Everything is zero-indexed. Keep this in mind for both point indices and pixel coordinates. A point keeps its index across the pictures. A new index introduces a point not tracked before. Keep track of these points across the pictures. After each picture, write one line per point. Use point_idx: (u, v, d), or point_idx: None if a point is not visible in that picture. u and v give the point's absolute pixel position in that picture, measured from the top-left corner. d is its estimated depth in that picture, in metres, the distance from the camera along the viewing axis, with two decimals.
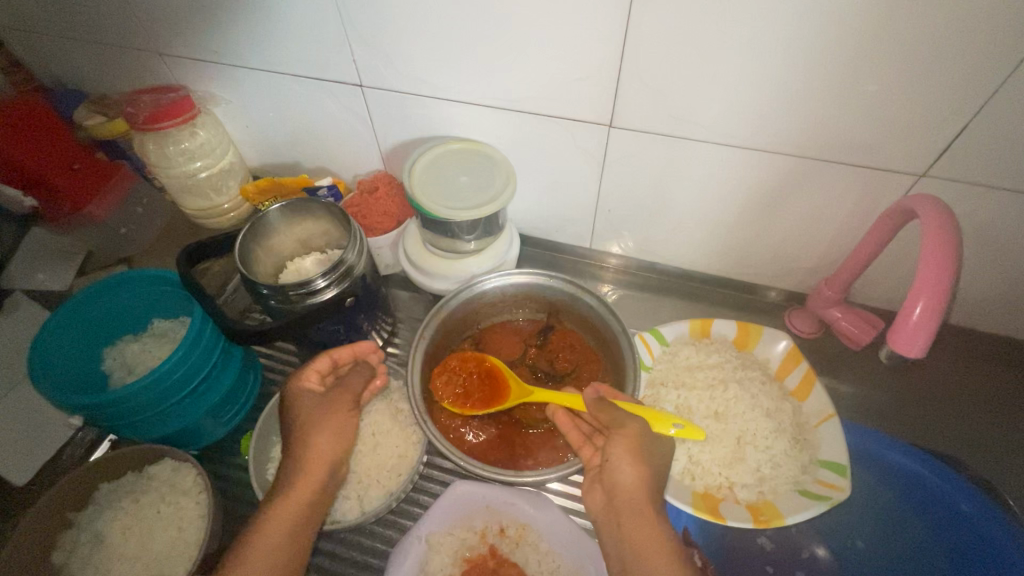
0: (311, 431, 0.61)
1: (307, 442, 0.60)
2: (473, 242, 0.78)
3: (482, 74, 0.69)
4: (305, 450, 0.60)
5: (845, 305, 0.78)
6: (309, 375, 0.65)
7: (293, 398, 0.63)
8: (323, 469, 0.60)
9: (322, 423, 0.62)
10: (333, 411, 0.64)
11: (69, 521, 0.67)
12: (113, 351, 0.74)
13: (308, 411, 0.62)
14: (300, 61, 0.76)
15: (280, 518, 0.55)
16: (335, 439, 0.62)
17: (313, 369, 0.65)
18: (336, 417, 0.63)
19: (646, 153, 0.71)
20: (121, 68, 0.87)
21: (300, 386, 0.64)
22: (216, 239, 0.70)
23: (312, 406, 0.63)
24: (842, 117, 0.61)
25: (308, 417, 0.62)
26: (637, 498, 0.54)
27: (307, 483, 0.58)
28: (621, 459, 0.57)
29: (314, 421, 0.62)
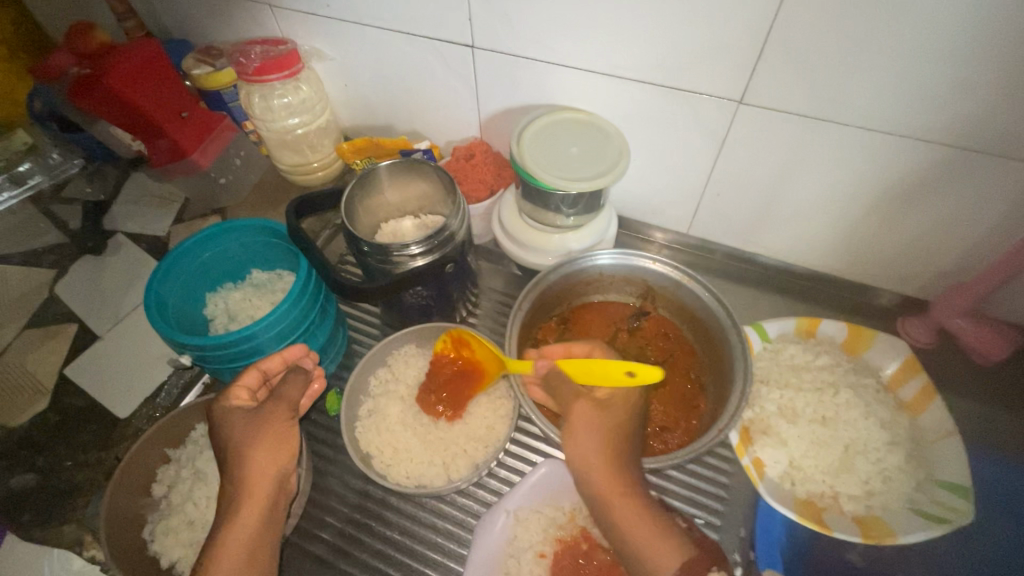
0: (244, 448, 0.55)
1: (243, 460, 0.55)
2: (573, 217, 0.75)
3: (605, 41, 0.65)
4: (239, 474, 0.54)
5: (975, 316, 0.72)
6: (239, 392, 0.60)
7: (223, 418, 0.58)
8: (265, 488, 0.55)
9: (254, 440, 0.56)
10: (261, 423, 0.57)
11: (169, 456, 0.70)
12: (215, 296, 0.76)
13: (235, 432, 0.56)
14: (413, 19, 0.75)
15: (229, 550, 0.51)
16: (271, 452, 0.56)
17: (239, 386, 0.60)
18: (268, 429, 0.57)
19: (774, 135, 0.67)
20: (231, 19, 0.87)
21: (227, 406, 0.59)
22: (323, 194, 0.70)
23: (240, 422, 0.57)
24: (1018, 106, 0.55)
25: (239, 435, 0.56)
26: (610, 478, 0.56)
27: (251, 501, 0.54)
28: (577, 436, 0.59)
29: (243, 439, 0.56)
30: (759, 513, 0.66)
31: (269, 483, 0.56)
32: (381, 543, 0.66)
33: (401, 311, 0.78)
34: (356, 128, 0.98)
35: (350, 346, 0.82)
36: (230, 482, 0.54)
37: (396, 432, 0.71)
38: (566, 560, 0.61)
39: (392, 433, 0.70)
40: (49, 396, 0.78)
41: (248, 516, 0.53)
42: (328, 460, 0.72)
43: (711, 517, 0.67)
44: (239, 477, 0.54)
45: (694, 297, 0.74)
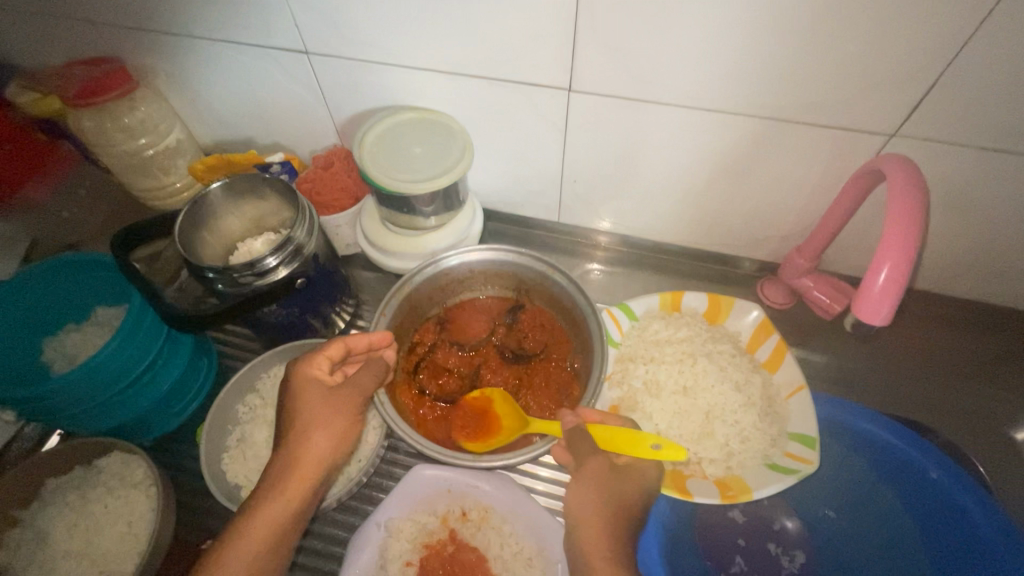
0: (314, 427, 0.57)
1: (304, 437, 0.56)
2: (433, 217, 0.75)
3: (430, 39, 0.65)
4: (300, 450, 0.55)
5: (817, 275, 0.76)
6: (319, 363, 0.59)
7: (300, 385, 0.58)
8: (314, 474, 0.55)
9: (324, 421, 0.58)
10: (337, 406, 0.59)
11: (14, 519, 0.64)
12: (53, 342, 0.70)
13: (310, 404, 0.57)
14: (239, 27, 0.71)
15: (259, 525, 0.51)
16: (335, 437, 0.57)
17: (324, 356, 0.60)
18: (337, 415, 0.59)
19: (609, 119, 0.68)
20: (51, 39, 0.81)
21: (308, 373, 0.58)
22: (157, 219, 0.66)
23: (315, 398, 0.58)
24: (808, 76, 0.58)
25: (311, 411, 0.57)
26: (597, 538, 0.56)
27: (298, 484, 0.54)
28: (581, 486, 0.61)
29: (315, 416, 0.57)
30: None
31: (323, 466, 0.57)
32: None
33: (267, 331, 0.75)
34: (215, 144, 0.93)
35: (220, 374, 0.78)
36: (288, 454, 0.55)
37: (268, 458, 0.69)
38: (435, 564, 0.62)
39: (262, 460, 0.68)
40: None
41: (289, 500, 0.53)
42: (199, 497, 0.69)
43: None
44: (297, 452, 0.55)
45: (558, 286, 0.74)
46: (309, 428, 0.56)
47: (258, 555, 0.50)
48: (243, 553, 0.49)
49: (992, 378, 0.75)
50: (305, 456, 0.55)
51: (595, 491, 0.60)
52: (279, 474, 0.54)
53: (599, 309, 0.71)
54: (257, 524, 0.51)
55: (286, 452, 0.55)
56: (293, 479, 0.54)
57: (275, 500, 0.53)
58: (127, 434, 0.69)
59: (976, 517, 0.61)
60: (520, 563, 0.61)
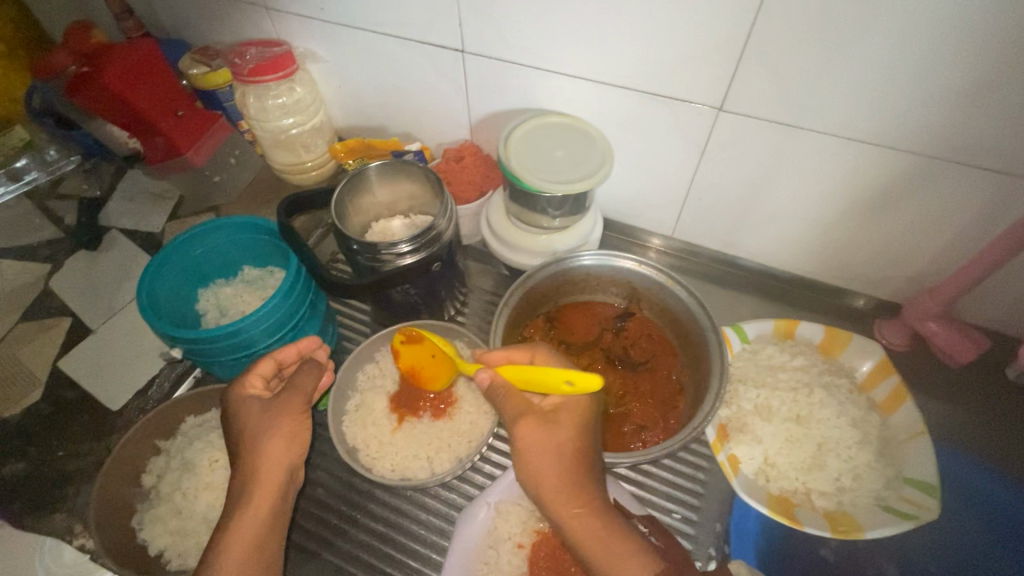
0: (262, 437, 0.56)
1: (252, 451, 0.55)
2: (558, 219, 0.77)
3: (589, 49, 0.68)
4: (254, 462, 0.54)
5: (947, 320, 0.74)
6: (251, 382, 0.61)
7: (236, 406, 0.59)
8: (277, 474, 0.55)
9: (268, 429, 0.56)
10: (277, 413, 0.58)
11: (159, 448, 0.71)
12: (206, 291, 0.78)
13: (249, 420, 0.57)
14: (405, 23, 0.77)
15: (242, 533, 0.51)
16: (281, 440, 0.56)
17: (254, 375, 0.62)
18: (281, 421, 0.57)
19: (752, 142, 0.69)
20: (228, 21, 0.89)
21: (241, 393, 0.60)
22: (316, 191, 0.72)
23: (254, 411, 0.58)
24: (980, 118, 0.57)
25: (253, 425, 0.57)
26: (559, 496, 0.53)
27: (262, 491, 0.54)
28: (528, 446, 0.55)
29: (256, 428, 0.56)
30: (733, 505, 0.69)
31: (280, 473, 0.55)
32: (367, 535, 0.68)
33: (391, 308, 0.80)
34: (350, 128, 0.99)
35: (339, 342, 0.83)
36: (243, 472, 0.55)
37: (383, 426, 0.72)
38: (543, 552, 0.62)
39: (378, 427, 0.72)
40: (42, 387, 0.80)
41: (262, 503, 0.53)
42: (316, 453, 0.74)
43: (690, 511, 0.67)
44: (251, 467, 0.54)
45: (676, 300, 0.75)
46: (257, 439, 0.56)
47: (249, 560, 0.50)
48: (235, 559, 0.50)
49: None
50: (260, 465, 0.55)
51: (561, 449, 0.54)
52: (241, 494, 0.53)
53: (718, 329, 0.71)
54: (237, 535, 0.51)
55: (240, 470, 0.55)
56: (256, 484, 0.54)
57: (246, 513, 0.52)
58: None
59: None
60: None
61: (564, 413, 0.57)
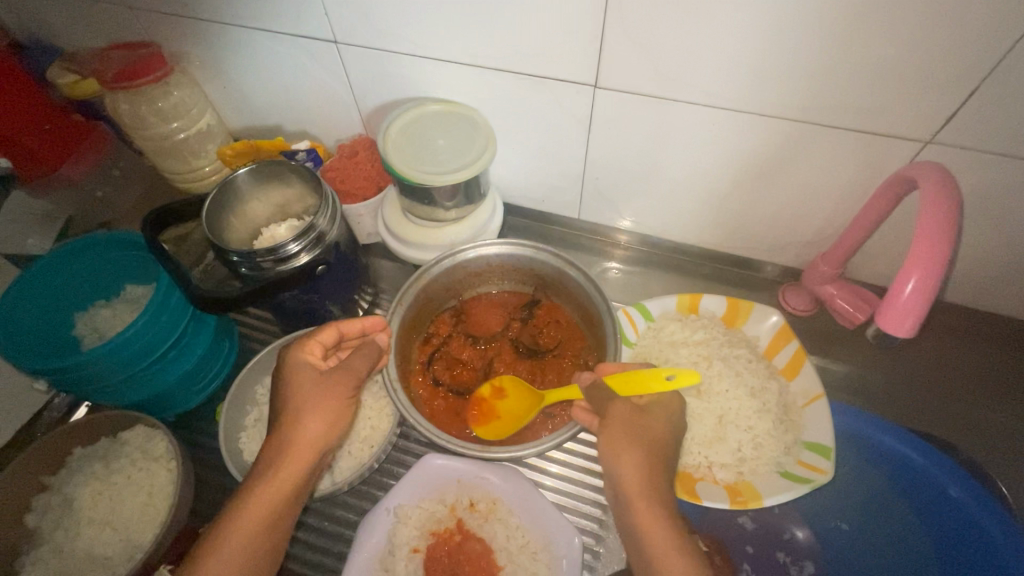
0: (307, 411, 0.57)
1: (295, 424, 0.56)
2: (453, 210, 0.75)
3: (458, 32, 0.65)
4: (293, 436, 0.55)
5: (841, 282, 0.75)
6: (313, 349, 0.61)
7: (291, 370, 0.59)
8: (305, 458, 0.56)
9: (314, 406, 0.57)
10: (328, 392, 0.58)
11: (42, 485, 0.67)
12: (85, 316, 0.73)
13: (299, 389, 0.58)
14: (271, 15, 0.72)
15: (253, 509, 0.52)
16: (323, 422, 0.57)
17: (316, 342, 0.61)
18: (326, 401, 0.58)
19: (634, 117, 0.67)
20: (92, 23, 0.83)
21: (300, 359, 0.60)
22: (186, 202, 0.68)
23: (309, 383, 0.58)
24: (840, 79, 0.57)
25: (303, 396, 0.57)
26: (636, 487, 0.52)
27: (291, 468, 0.55)
28: (620, 447, 0.54)
29: (307, 401, 0.57)
30: None
31: (312, 451, 0.56)
32: None
33: (287, 315, 0.77)
34: (244, 129, 0.95)
35: (240, 357, 0.80)
36: (280, 443, 0.55)
37: None
38: (440, 553, 0.62)
39: None
40: None
41: (284, 482, 0.54)
42: (218, 473, 0.71)
43: (597, 496, 0.66)
44: (288, 440, 0.55)
45: (577, 284, 0.74)
46: (301, 412, 0.56)
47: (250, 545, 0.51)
48: (241, 532, 0.51)
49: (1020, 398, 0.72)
50: (296, 442, 0.55)
51: (645, 435, 0.56)
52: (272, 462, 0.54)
53: (615, 309, 0.70)
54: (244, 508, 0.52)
55: (278, 442, 0.55)
56: (288, 460, 0.55)
57: (268, 484, 0.53)
58: (147, 409, 0.71)
59: (999, 543, 0.60)
60: (525, 556, 0.61)
61: (614, 411, 0.58)
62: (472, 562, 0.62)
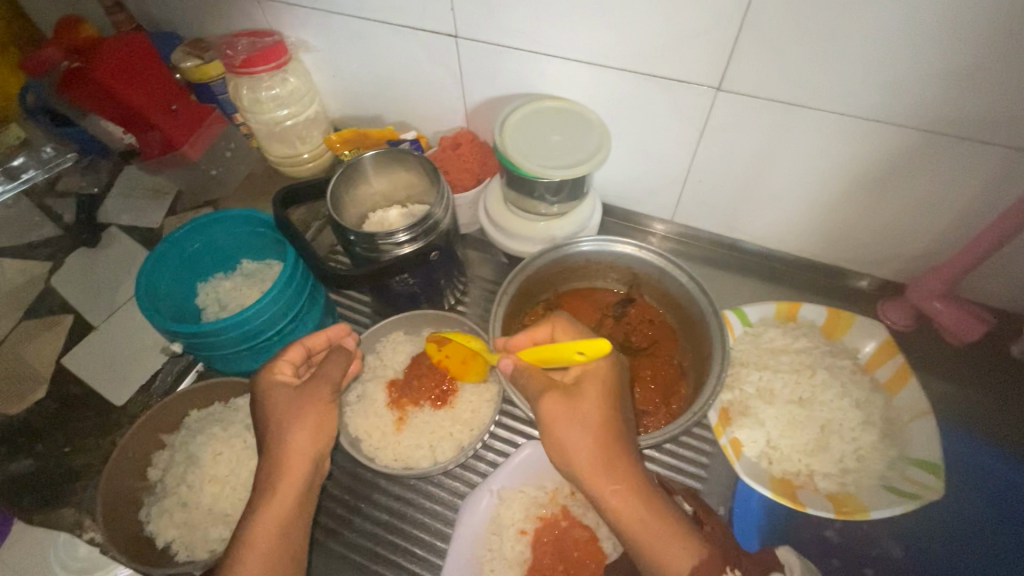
0: (287, 428, 0.56)
1: (279, 435, 0.55)
2: (556, 206, 0.77)
3: (584, 32, 0.67)
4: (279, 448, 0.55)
5: (951, 299, 0.73)
6: (281, 368, 0.61)
7: (265, 391, 0.58)
8: (302, 466, 0.55)
9: (291, 420, 0.56)
10: (302, 401, 0.57)
11: (163, 442, 0.72)
12: (206, 286, 0.78)
13: (275, 405, 0.57)
14: (398, 9, 0.75)
15: (264, 522, 0.52)
16: (304, 430, 0.55)
17: (284, 361, 0.61)
18: (301, 412, 0.56)
19: (752, 121, 0.68)
20: (219, 12, 0.88)
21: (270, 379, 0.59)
22: (312, 183, 0.71)
23: (281, 398, 0.58)
24: (985, 92, 0.56)
25: (278, 413, 0.57)
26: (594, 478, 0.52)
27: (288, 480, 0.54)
28: (559, 427, 0.54)
29: (282, 416, 0.56)
30: (737, 489, 0.69)
31: (304, 461, 0.55)
32: (370, 524, 0.68)
33: (389, 298, 0.79)
34: (346, 118, 0.98)
35: None
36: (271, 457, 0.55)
37: (385, 416, 0.72)
38: (546, 537, 0.63)
39: (381, 417, 0.72)
40: (46, 386, 0.79)
41: (286, 491, 0.53)
42: None
43: None
44: (274, 455, 0.55)
45: (678, 285, 0.75)
46: (283, 431, 0.56)
47: (272, 554, 0.51)
48: (258, 548, 0.51)
49: None
50: (285, 454, 0.55)
51: (589, 415, 0.54)
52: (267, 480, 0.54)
53: (719, 312, 0.71)
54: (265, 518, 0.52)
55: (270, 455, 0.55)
56: (283, 474, 0.54)
57: (271, 499, 0.53)
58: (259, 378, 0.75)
59: None
60: None
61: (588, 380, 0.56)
62: (579, 549, 0.62)
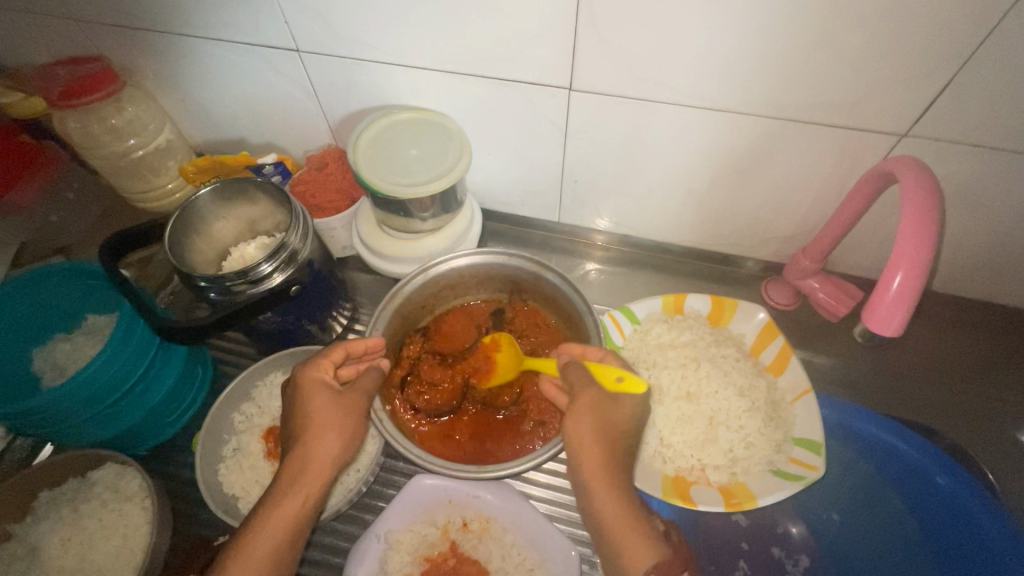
0: (322, 429, 0.55)
1: (310, 439, 0.54)
2: (430, 221, 0.74)
3: (425, 38, 0.63)
4: (309, 449, 0.53)
5: (822, 276, 0.75)
6: (323, 366, 0.58)
7: (307, 388, 0.57)
8: (324, 472, 0.54)
9: (329, 423, 0.55)
10: (342, 411, 0.57)
11: (7, 533, 0.63)
12: (42, 351, 0.70)
13: (315, 407, 0.56)
14: (227, 24, 0.68)
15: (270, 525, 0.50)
16: (340, 439, 0.55)
17: (327, 360, 0.59)
18: (343, 418, 0.56)
19: (612, 119, 0.66)
20: (33, 37, 0.78)
21: (312, 378, 0.57)
22: (145, 227, 0.66)
23: (325, 404, 0.56)
24: (816, 77, 0.56)
25: (318, 414, 0.55)
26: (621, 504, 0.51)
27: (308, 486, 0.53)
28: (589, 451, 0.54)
29: (321, 417, 0.55)
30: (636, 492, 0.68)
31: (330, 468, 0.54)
32: None
33: (262, 339, 0.73)
34: (206, 144, 0.91)
35: (216, 382, 0.77)
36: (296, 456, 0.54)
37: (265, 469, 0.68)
38: None
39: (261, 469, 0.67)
40: None
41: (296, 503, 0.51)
42: (198, 507, 0.68)
43: None
44: (304, 454, 0.54)
45: (554, 287, 0.72)
46: (317, 430, 0.55)
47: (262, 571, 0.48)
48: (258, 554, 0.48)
49: (1001, 379, 0.74)
50: (313, 455, 0.54)
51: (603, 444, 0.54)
52: (286, 480, 0.52)
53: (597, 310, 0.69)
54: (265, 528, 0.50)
55: (296, 454, 0.54)
56: (306, 475, 0.53)
57: (289, 498, 0.51)
58: (119, 445, 0.68)
59: (988, 530, 0.61)
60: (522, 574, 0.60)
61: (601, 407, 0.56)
62: None
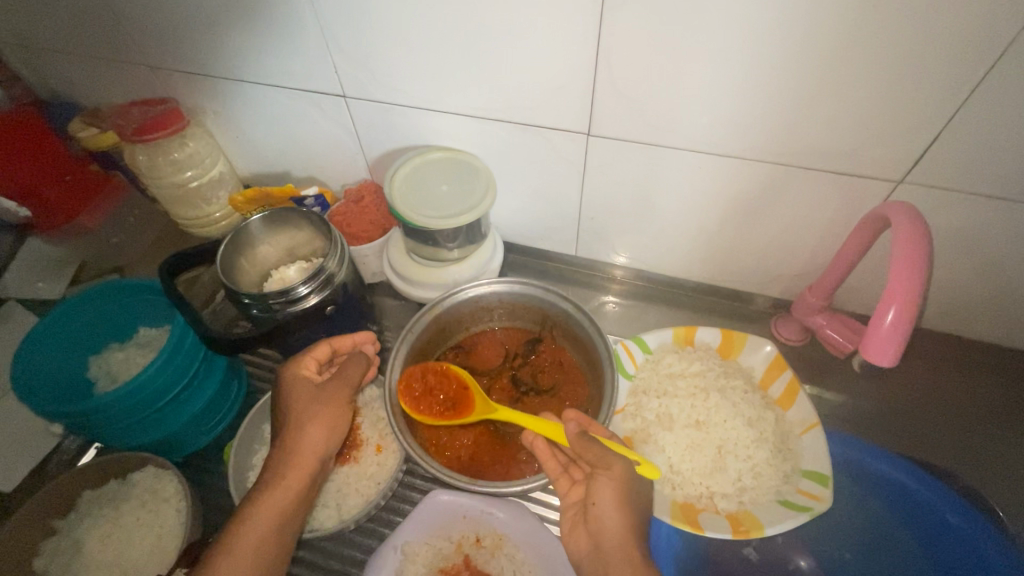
0: (307, 419, 0.60)
1: (297, 429, 0.59)
2: (456, 250, 0.79)
3: (460, 90, 0.70)
4: (296, 437, 0.59)
5: (830, 313, 0.78)
6: (307, 364, 0.65)
7: (289, 384, 0.63)
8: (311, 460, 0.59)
9: (313, 413, 0.61)
10: (324, 399, 0.62)
11: (52, 528, 0.68)
12: (98, 359, 0.77)
13: (298, 399, 0.61)
14: (284, 73, 0.77)
15: (266, 510, 0.55)
16: (323, 427, 0.60)
17: (310, 357, 0.65)
18: (327, 407, 0.62)
19: (623, 160, 0.72)
20: (113, 80, 0.88)
21: (297, 374, 0.63)
22: (201, 249, 0.73)
23: (306, 391, 0.62)
24: (815, 129, 0.61)
25: (299, 404, 0.61)
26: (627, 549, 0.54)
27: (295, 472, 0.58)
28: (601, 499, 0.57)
29: (304, 408, 0.61)
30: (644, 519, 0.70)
31: (315, 454, 0.59)
32: None
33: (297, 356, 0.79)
34: (254, 176, 0.99)
35: (249, 395, 0.82)
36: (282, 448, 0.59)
37: None
38: None
39: None
40: None
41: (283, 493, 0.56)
42: (226, 513, 0.72)
43: None
44: (289, 443, 0.59)
45: (583, 329, 0.75)
46: (302, 421, 0.60)
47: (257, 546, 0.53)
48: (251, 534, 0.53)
49: (1009, 421, 0.75)
50: (300, 446, 0.59)
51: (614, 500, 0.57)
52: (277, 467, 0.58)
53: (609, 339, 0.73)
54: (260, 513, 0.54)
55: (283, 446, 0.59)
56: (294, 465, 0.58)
57: (275, 490, 0.56)
58: (158, 450, 0.73)
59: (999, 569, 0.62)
60: None
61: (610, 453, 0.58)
62: None
